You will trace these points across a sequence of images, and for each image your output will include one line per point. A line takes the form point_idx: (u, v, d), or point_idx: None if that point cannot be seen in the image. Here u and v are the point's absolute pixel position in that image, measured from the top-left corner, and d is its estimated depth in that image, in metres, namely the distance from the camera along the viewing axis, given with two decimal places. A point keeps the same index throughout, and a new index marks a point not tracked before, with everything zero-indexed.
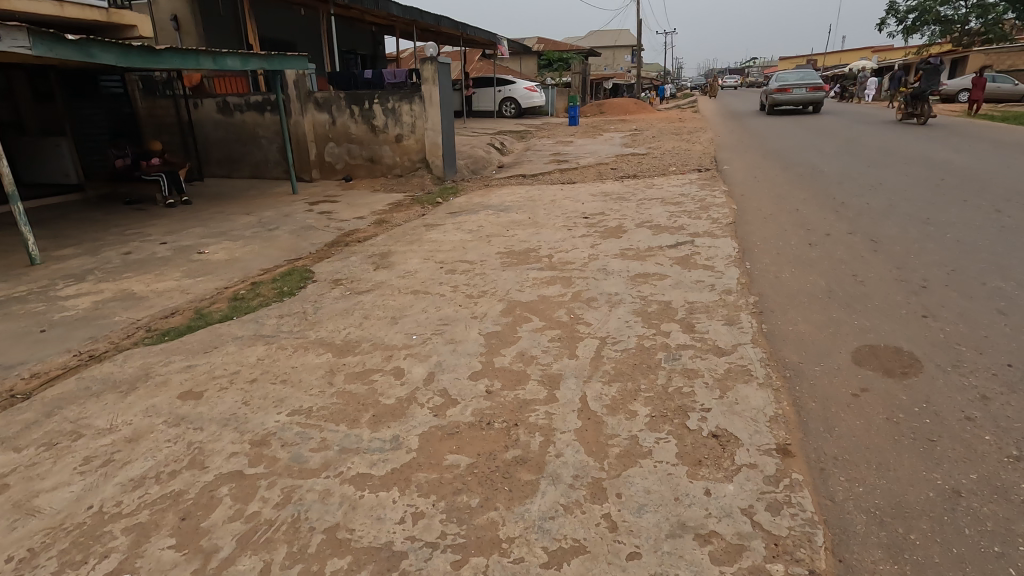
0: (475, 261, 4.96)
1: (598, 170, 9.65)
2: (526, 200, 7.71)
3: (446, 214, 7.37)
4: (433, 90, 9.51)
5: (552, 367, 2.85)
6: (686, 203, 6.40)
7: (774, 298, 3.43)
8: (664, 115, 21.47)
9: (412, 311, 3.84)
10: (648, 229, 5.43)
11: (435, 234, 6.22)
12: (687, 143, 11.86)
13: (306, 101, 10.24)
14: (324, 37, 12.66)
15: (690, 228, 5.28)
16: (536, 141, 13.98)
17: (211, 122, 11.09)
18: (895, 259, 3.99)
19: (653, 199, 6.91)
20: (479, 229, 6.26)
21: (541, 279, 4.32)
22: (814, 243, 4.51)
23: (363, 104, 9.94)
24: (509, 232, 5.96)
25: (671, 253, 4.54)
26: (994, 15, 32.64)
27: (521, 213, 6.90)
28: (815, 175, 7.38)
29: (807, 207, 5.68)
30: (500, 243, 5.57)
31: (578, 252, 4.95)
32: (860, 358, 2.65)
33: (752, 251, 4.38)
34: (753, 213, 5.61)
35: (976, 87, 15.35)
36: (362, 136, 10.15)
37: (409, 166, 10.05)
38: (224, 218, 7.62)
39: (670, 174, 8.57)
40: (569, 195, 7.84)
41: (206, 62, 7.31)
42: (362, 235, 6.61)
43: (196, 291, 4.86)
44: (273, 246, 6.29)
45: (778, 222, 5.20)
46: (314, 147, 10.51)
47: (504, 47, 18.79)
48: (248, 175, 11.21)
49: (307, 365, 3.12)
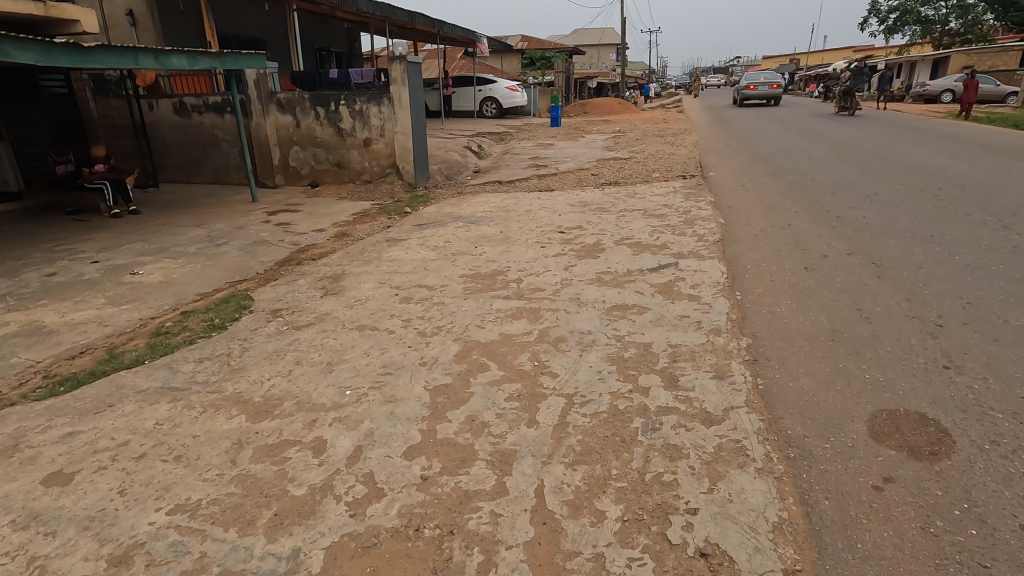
0: (435, 287, 4.44)
1: (578, 176, 9.15)
2: (500, 211, 7.18)
3: (413, 226, 6.83)
4: (402, 91, 8.92)
5: (506, 439, 2.34)
6: (670, 216, 5.92)
7: (770, 341, 2.96)
8: (648, 115, 21.09)
9: (353, 354, 3.30)
10: (629, 248, 4.95)
11: (398, 251, 5.67)
12: (671, 146, 11.43)
13: (268, 102, 9.62)
14: (291, 34, 12.01)
15: (674, 246, 4.81)
16: (516, 143, 13.48)
17: (168, 124, 10.40)
18: (902, 289, 3.55)
19: (635, 210, 6.44)
20: (446, 245, 5.74)
21: (506, 309, 3.81)
22: (809, 266, 4.06)
23: (328, 105, 9.35)
24: (476, 249, 5.44)
25: (652, 279, 4.06)
26: (973, 16, 32.79)
27: (493, 226, 6.38)
28: (806, 184, 6.97)
29: (799, 223, 5.25)
30: (466, 263, 5.05)
31: (550, 275, 4.45)
32: (878, 430, 2.18)
33: (742, 277, 3.92)
34: (742, 229, 5.17)
35: (969, 89, 15.21)
36: (328, 140, 9.57)
37: (379, 171, 9.47)
38: (172, 231, 7.00)
39: (652, 182, 8.11)
40: (546, 205, 7.34)
41: (148, 62, 6.71)
42: (318, 251, 6.06)
43: (117, 323, 4.28)
44: (218, 265, 5.70)
45: (769, 240, 4.76)
46: (277, 151, 9.89)
47: (484, 45, 18.24)
48: (209, 180, 10.56)
49: (212, 433, 2.56)
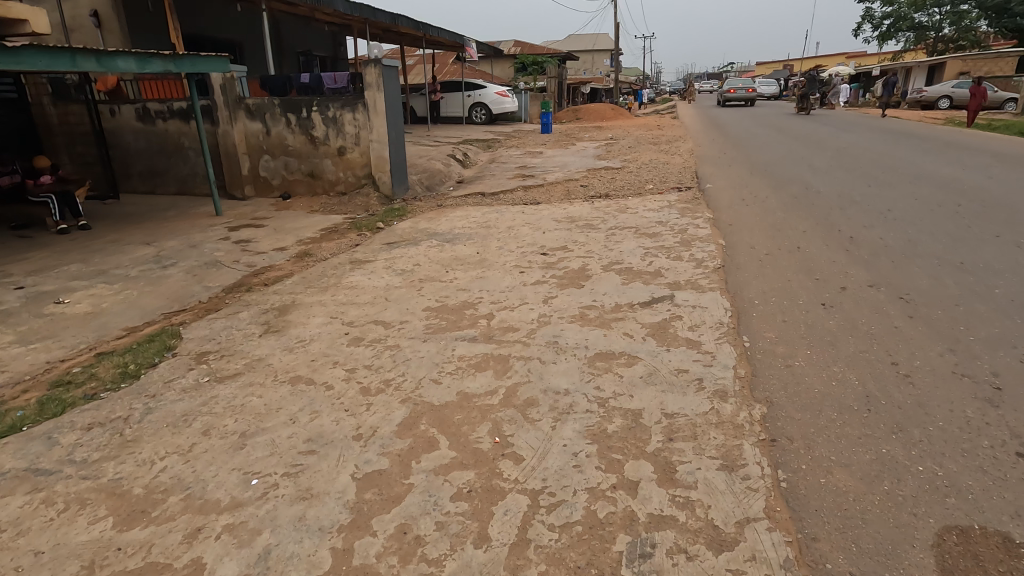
0: (393, 323, 3.83)
1: (565, 188, 8.57)
2: (479, 228, 6.59)
3: (382, 245, 6.22)
4: (378, 96, 8.32)
5: (443, 569, 1.74)
6: (665, 236, 5.35)
7: (791, 410, 2.37)
8: (641, 122, 20.60)
9: (277, 418, 2.69)
10: (619, 275, 4.36)
11: (360, 276, 5.05)
12: (666, 155, 10.89)
13: (236, 108, 9.02)
14: (265, 37, 11.41)
15: (669, 274, 4.23)
16: (504, 151, 12.90)
17: (131, 132, 9.77)
18: (942, 333, 2.98)
19: (626, 228, 5.85)
20: (414, 268, 5.13)
21: (470, 356, 3.20)
22: (827, 301, 3.50)
23: (300, 112, 8.76)
24: (447, 275, 4.83)
25: (645, 318, 3.47)
26: (967, 22, 32.53)
27: (470, 247, 5.78)
28: (811, 197, 6.43)
29: (809, 244, 4.69)
30: (432, 292, 4.44)
31: (526, 309, 3.85)
32: (951, 568, 1.60)
33: (750, 315, 3.34)
34: (745, 252, 4.60)
35: (976, 97, 14.76)
36: (300, 148, 8.96)
37: (354, 182, 8.85)
38: (118, 249, 6.37)
39: (646, 194, 7.55)
40: (530, 221, 6.75)
41: (89, 65, 6.07)
42: (274, 274, 5.45)
43: (17, 368, 3.64)
44: (158, 291, 5.08)
45: (776, 266, 4.20)
46: (247, 160, 9.27)
47: (472, 49, 17.70)
48: (175, 191, 9.92)
49: (61, 549, 1.94)
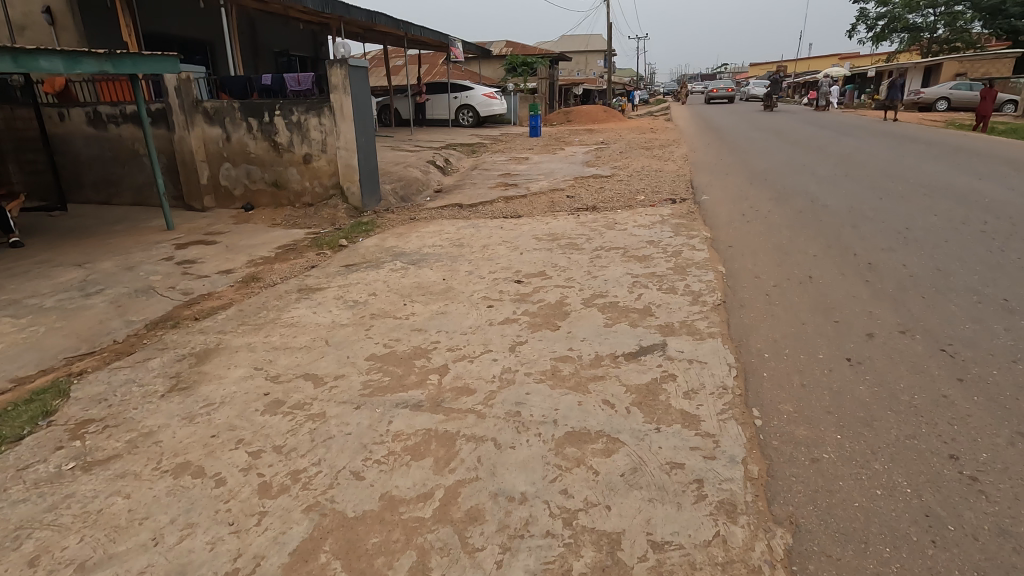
0: (326, 378, 3.16)
1: (550, 199, 7.89)
2: (451, 247, 5.93)
3: (340, 267, 5.53)
4: (345, 99, 7.62)
5: None
6: (656, 260, 4.71)
7: (825, 542, 1.73)
8: (633, 124, 20.02)
9: (136, 538, 2.01)
10: (603, 313, 3.70)
11: (304, 309, 4.36)
12: (659, 161, 10.27)
13: (194, 113, 8.33)
14: (233, 36, 10.76)
15: (661, 313, 3.57)
16: (489, 156, 12.24)
17: (82, 138, 9.04)
18: (1006, 407, 2.35)
19: (612, 249, 5.20)
20: (368, 300, 4.46)
21: (408, 433, 2.53)
22: (852, 354, 2.86)
23: (262, 116, 8.09)
24: (403, 309, 4.16)
25: (630, 379, 2.81)
26: (962, 23, 32.06)
27: (436, 272, 5.10)
28: (818, 213, 5.82)
29: (823, 273, 4.06)
30: (382, 333, 3.77)
31: (488, 361, 3.19)
32: None
33: (761, 375, 2.70)
34: (749, 283, 3.97)
35: (987, 99, 14.18)
36: (262, 156, 8.28)
37: (321, 192, 8.16)
38: (43, 272, 5.65)
39: (636, 207, 6.92)
40: (507, 238, 6.08)
41: (6, 65, 5.33)
42: (212, 304, 4.76)
43: None
44: (70, 327, 4.38)
45: (786, 303, 3.57)
46: (206, 168, 8.57)
47: (458, 50, 17.04)
48: (130, 201, 9.20)
49: None
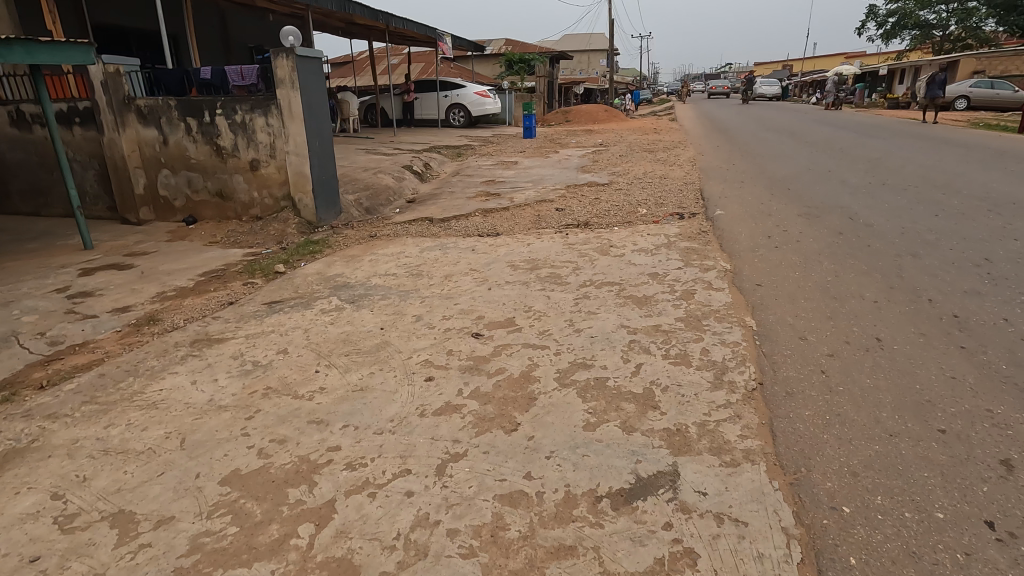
0: (145, 524, 2.02)
1: (535, 211, 6.73)
2: (405, 277, 4.78)
3: (263, 305, 4.39)
4: (293, 95, 6.47)
5: None
6: (662, 305, 3.55)
7: None
8: (635, 124, 18.87)
9: None
10: (584, 400, 2.54)
11: (182, 376, 3.21)
12: (663, 166, 9.11)
13: (125, 111, 7.21)
14: (188, 25, 9.69)
15: (669, 407, 2.40)
16: (476, 159, 11.11)
17: (6, 141, 7.93)
18: None
19: (605, 285, 4.05)
20: (273, 361, 3.32)
21: None
22: (995, 512, 1.72)
23: (202, 116, 6.98)
24: (312, 381, 3.01)
25: (618, 561, 1.65)
26: (976, 19, 30.72)
27: (375, 315, 3.94)
28: (863, 235, 4.68)
29: (896, 333, 2.91)
30: (267, 426, 2.62)
31: (399, 497, 2.03)
32: None
33: (846, 566, 1.57)
34: (793, 348, 2.82)
35: None
36: (204, 161, 7.16)
37: (271, 204, 7.03)
38: None
39: (636, 224, 5.75)
40: (477, 266, 4.93)
41: None
42: (78, 361, 3.63)
43: None
44: None
45: (855, 389, 2.41)
46: (142, 176, 7.45)
47: (447, 47, 15.95)
48: (61, 213, 8.08)
49: None
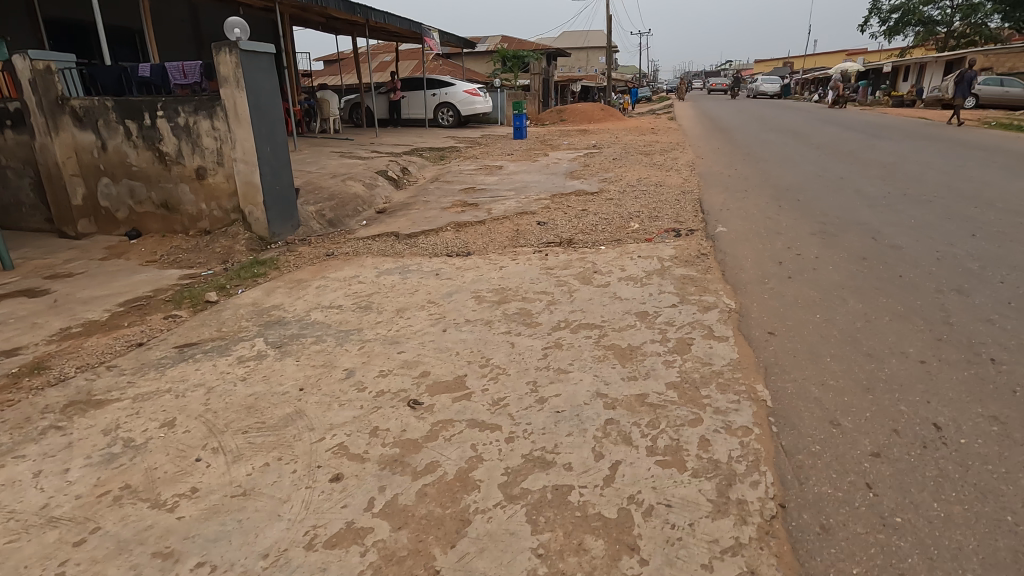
0: None
1: (514, 226, 5.99)
2: (349, 311, 4.05)
3: (174, 349, 3.66)
4: (239, 94, 5.72)
5: None
6: (651, 361, 2.81)
7: None
8: (631, 124, 18.08)
9: None
10: (535, 529, 1.80)
11: (29, 462, 2.48)
12: (659, 171, 8.38)
13: (58, 113, 6.46)
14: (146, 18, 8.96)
15: (651, 551, 1.67)
16: (460, 163, 10.37)
17: None
18: None
19: (582, 328, 3.32)
20: (151, 439, 2.59)
21: None
22: None
23: (142, 118, 6.23)
24: (186, 477, 2.28)
25: None
26: (982, 15, 29.87)
27: (300, 367, 3.21)
28: (891, 262, 3.94)
29: (960, 417, 2.18)
30: (97, 559, 1.89)
31: None
32: None
33: None
34: (826, 442, 2.09)
35: None
36: (146, 167, 6.41)
37: (219, 216, 6.29)
38: None
39: (625, 243, 5.01)
40: (437, 297, 4.19)
41: None
42: None
43: None
44: None
45: (920, 525, 1.68)
46: (79, 184, 6.71)
47: (434, 42, 15.16)
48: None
49: None
